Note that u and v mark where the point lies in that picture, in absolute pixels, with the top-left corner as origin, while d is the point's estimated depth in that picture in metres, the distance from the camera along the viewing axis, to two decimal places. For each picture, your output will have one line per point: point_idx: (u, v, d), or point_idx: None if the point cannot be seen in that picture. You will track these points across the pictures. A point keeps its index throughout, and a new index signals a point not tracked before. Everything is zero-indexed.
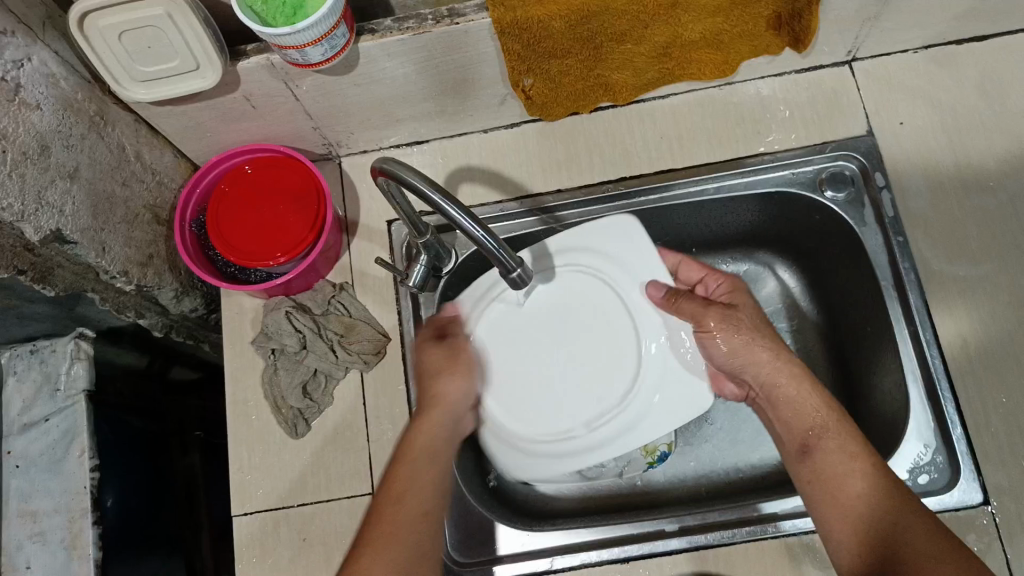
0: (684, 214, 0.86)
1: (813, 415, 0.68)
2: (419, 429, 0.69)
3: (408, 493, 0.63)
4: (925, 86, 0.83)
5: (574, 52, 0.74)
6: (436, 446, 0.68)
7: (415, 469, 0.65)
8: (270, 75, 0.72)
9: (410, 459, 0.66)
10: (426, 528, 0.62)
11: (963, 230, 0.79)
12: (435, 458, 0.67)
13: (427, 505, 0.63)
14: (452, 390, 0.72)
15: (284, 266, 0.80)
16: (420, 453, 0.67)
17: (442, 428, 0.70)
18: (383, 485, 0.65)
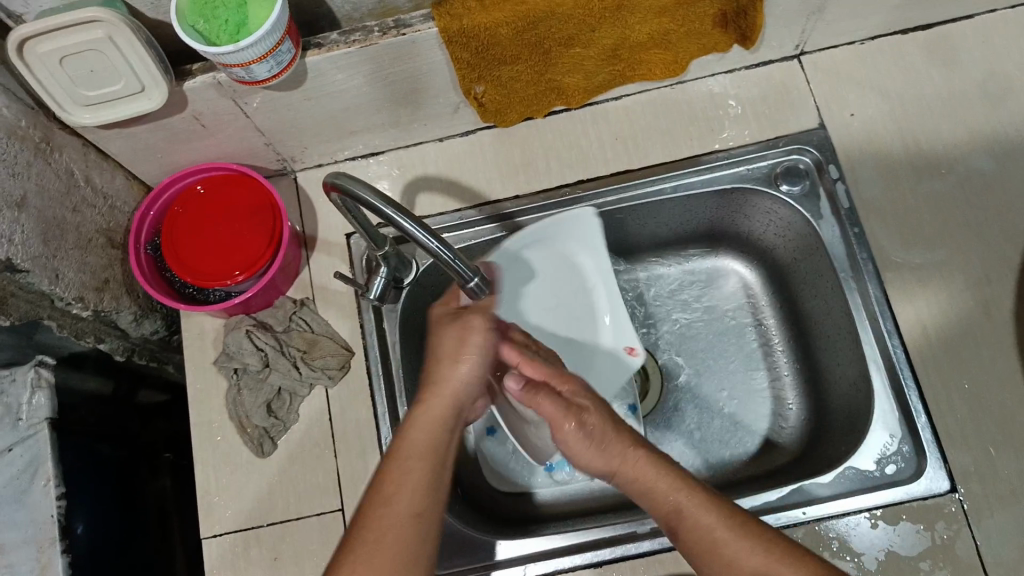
0: (643, 214, 0.87)
1: (668, 491, 0.63)
2: (414, 423, 0.64)
3: (400, 496, 0.59)
4: (873, 77, 0.84)
5: (523, 58, 0.74)
6: (432, 442, 0.63)
7: (408, 469, 0.61)
8: (217, 94, 0.71)
9: (405, 456, 0.62)
10: (419, 532, 0.58)
11: (918, 218, 0.80)
12: (432, 457, 0.62)
13: (418, 509, 0.59)
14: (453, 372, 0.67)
15: (243, 285, 0.79)
16: (415, 450, 0.62)
17: (441, 421, 0.65)
18: (376, 485, 0.61)
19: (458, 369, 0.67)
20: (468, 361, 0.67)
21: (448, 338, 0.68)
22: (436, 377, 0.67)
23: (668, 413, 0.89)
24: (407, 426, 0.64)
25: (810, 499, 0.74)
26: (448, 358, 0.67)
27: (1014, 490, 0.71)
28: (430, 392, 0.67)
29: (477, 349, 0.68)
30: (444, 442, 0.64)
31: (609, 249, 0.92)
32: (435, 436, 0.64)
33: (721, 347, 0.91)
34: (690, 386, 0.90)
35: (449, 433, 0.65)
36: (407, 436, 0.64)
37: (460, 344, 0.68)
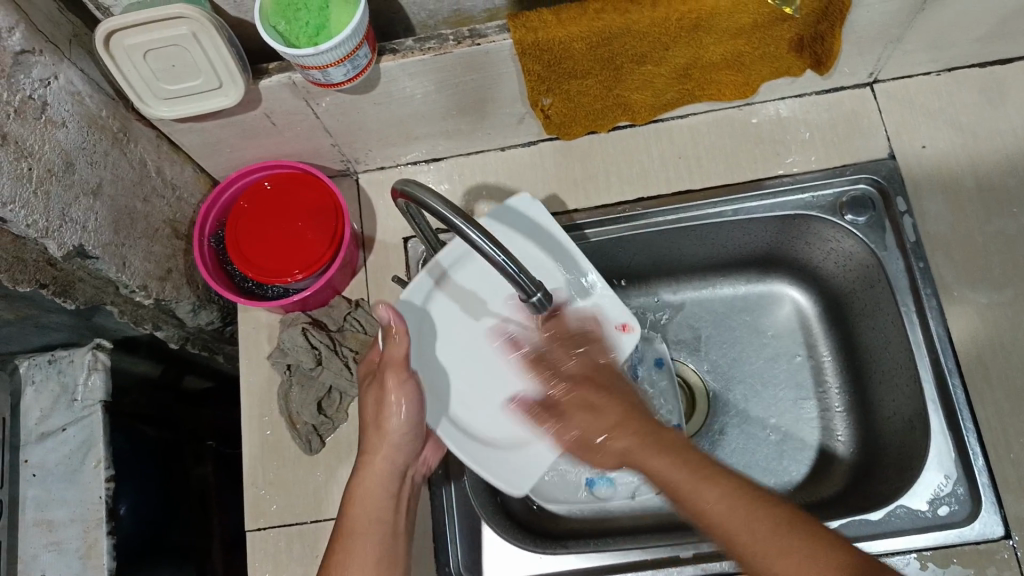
0: (701, 235, 0.86)
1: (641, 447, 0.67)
2: (356, 494, 0.68)
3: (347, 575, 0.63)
4: (946, 109, 0.83)
5: (594, 73, 0.74)
6: (373, 510, 0.67)
7: (354, 545, 0.64)
8: (291, 94, 0.72)
9: (348, 526, 0.66)
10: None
11: (985, 255, 0.78)
12: (374, 524, 0.66)
13: None
14: (381, 441, 0.69)
15: (301, 283, 0.80)
16: (360, 521, 0.66)
17: (383, 487, 0.68)
18: (326, 559, 0.65)
19: (385, 432, 0.69)
20: (395, 421, 0.68)
21: (372, 398, 0.70)
22: (368, 443, 0.70)
23: (713, 437, 0.89)
24: (354, 495, 0.68)
25: (859, 535, 0.72)
26: (375, 426, 0.69)
27: None
28: (366, 461, 0.69)
29: (398, 410, 0.69)
30: (382, 505, 0.67)
31: (664, 267, 0.92)
32: (378, 505, 0.67)
33: (771, 371, 0.90)
34: (737, 410, 0.89)
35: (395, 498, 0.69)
36: (352, 510, 0.67)
37: (377, 408, 0.69)
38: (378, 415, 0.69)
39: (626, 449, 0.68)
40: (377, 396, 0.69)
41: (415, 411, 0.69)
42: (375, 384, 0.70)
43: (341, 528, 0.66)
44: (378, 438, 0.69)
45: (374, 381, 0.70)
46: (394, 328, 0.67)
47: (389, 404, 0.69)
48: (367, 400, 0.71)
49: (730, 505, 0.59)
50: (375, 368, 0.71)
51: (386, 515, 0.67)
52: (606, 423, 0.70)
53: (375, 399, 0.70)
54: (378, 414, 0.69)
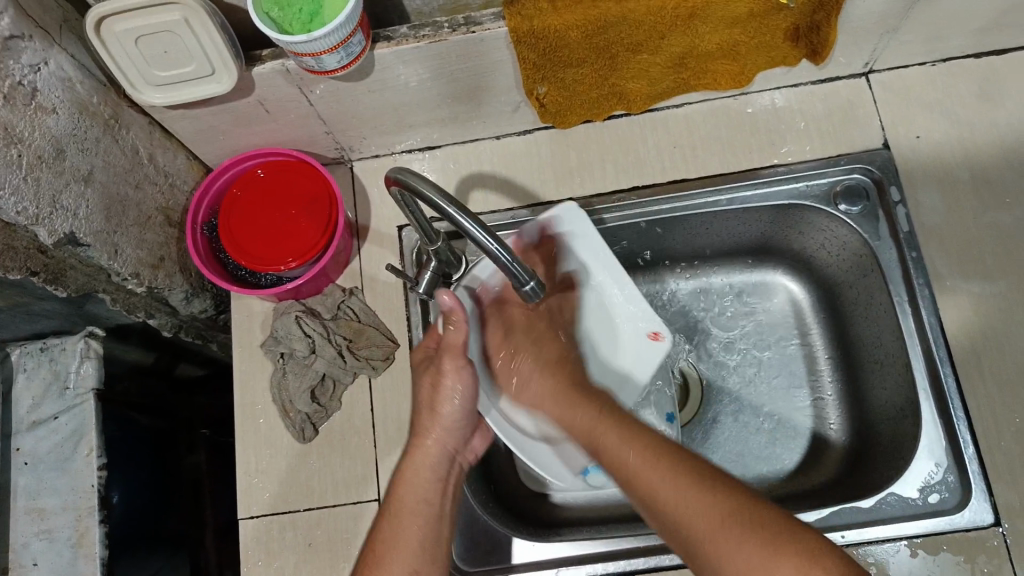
0: (697, 224, 0.86)
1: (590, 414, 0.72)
2: (409, 472, 0.68)
3: (392, 552, 0.63)
4: (941, 100, 0.83)
5: (589, 62, 0.74)
6: (424, 487, 0.67)
7: (400, 524, 0.64)
8: (285, 81, 0.72)
9: (399, 504, 0.66)
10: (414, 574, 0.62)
11: (978, 246, 0.78)
12: (425, 502, 0.66)
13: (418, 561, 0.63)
14: (434, 425, 0.70)
15: (295, 271, 0.80)
16: (407, 500, 0.66)
17: (433, 469, 0.69)
18: (378, 531, 0.65)
19: (438, 414, 0.70)
20: (449, 408, 0.70)
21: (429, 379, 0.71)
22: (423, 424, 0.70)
23: (707, 424, 0.89)
24: (408, 473, 0.68)
25: (850, 522, 0.73)
26: (427, 408, 0.70)
27: None
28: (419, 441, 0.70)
29: (454, 395, 0.70)
30: (431, 483, 0.68)
31: (660, 255, 0.92)
32: (426, 487, 0.67)
33: (766, 359, 0.91)
34: (731, 398, 0.90)
35: (444, 483, 0.69)
36: (406, 486, 0.67)
37: (433, 391, 0.70)
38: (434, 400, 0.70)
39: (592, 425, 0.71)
40: (437, 379, 0.70)
41: (468, 398, 0.70)
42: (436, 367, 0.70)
43: (393, 503, 0.66)
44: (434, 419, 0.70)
45: (433, 366, 0.71)
46: (453, 314, 0.67)
47: (448, 389, 0.70)
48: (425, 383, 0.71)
49: (701, 513, 0.58)
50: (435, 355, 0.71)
51: (438, 494, 0.67)
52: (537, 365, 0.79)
53: (431, 382, 0.71)
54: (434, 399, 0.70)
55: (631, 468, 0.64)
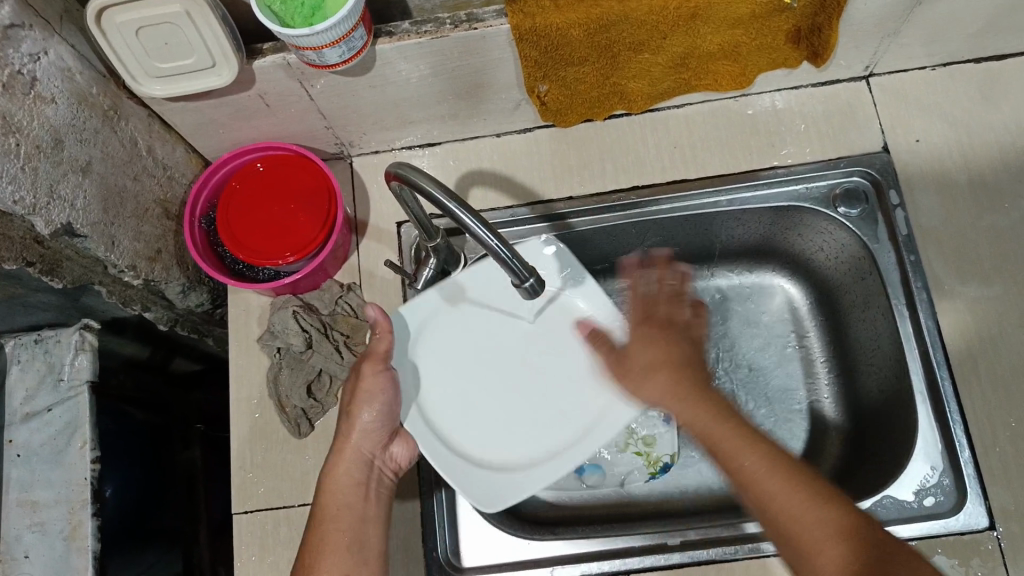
0: (695, 224, 0.86)
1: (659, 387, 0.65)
2: (331, 481, 0.68)
3: (319, 561, 0.63)
4: (941, 103, 0.83)
5: (590, 61, 0.74)
6: (346, 495, 0.67)
7: (324, 533, 0.65)
8: (286, 75, 0.71)
9: (324, 513, 0.66)
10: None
11: (975, 250, 0.78)
12: (349, 510, 0.67)
13: (339, 570, 0.62)
14: (355, 433, 0.69)
15: (293, 266, 0.80)
16: (329, 509, 0.67)
17: (353, 478, 0.68)
18: (307, 544, 0.65)
19: (354, 421, 0.69)
20: (366, 418, 0.69)
21: (348, 392, 0.71)
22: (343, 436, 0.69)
23: None
24: (330, 485, 0.68)
25: None
26: (345, 415, 0.70)
27: None
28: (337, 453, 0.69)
29: (371, 404, 0.69)
30: (355, 492, 0.68)
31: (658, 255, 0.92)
32: (348, 496, 0.67)
33: (761, 362, 0.91)
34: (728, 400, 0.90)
35: (369, 492, 0.69)
36: (331, 497, 0.67)
37: (352, 397, 0.70)
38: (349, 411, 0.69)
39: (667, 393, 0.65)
40: (357, 390, 0.70)
41: (385, 411, 0.70)
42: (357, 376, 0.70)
43: (319, 517, 0.67)
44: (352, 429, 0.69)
45: (354, 376, 0.70)
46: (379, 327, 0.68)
47: (367, 398, 0.69)
48: (346, 396, 0.71)
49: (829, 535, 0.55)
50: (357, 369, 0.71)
51: (360, 504, 0.67)
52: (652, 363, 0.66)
53: (348, 395, 0.70)
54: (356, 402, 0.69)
55: (814, 491, 0.57)
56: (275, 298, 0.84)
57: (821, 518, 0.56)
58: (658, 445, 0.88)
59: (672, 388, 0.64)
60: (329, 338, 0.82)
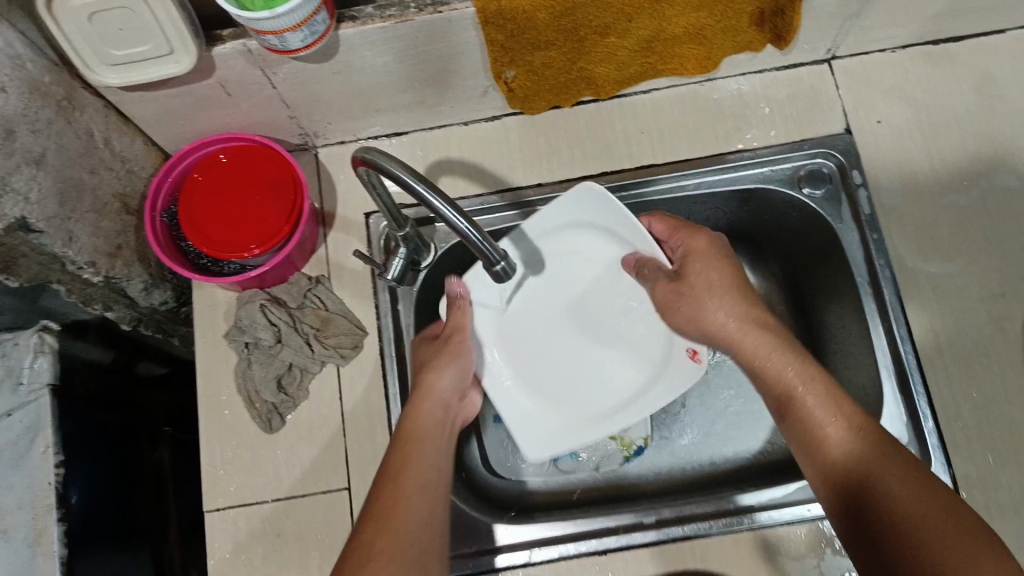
0: (663, 210, 0.87)
1: (752, 343, 0.71)
2: (414, 419, 0.71)
3: (406, 474, 0.66)
4: (901, 85, 0.85)
5: (557, 45, 0.73)
6: (422, 431, 0.70)
7: (409, 453, 0.68)
8: (246, 62, 0.70)
9: (408, 444, 0.69)
10: (424, 505, 0.65)
11: (936, 227, 0.80)
12: (428, 444, 0.70)
13: (424, 480, 0.66)
14: (440, 381, 0.74)
15: (259, 259, 0.78)
16: (416, 433, 0.70)
17: (434, 420, 0.72)
18: (388, 470, 0.67)
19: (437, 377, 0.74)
20: (450, 373, 0.75)
21: (420, 354, 0.77)
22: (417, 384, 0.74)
23: (674, 411, 0.92)
24: (407, 423, 0.71)
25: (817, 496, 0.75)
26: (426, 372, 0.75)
27: (1015, 498, 0.72)
28: (414, 398, 0.73)
29: (447, 370, 0.75)
30: (431, 430, 0.71)
31: None
32: (431, 428, 0.71)
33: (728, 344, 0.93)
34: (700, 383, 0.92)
35: (446, 431, 0.72)
36: (410, 433, 0.70)
37: (436, 357, 0.76)
38: (428, 365, 0.75)
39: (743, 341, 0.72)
40: (433, 353, 0.76)
41: (464, 370, 0.76)
42: (430, 345, 0.78)
43: (397, 449, 0.69)
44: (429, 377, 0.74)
45: (429, 345, 0.78)
46: (460, 301, 0.79)
47: (445, 356, 0.76)
48: (417, 357, 0.77)
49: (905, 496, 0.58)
50: (429, 339, 0.79)
51: (440, 440, 0.71)
52: (729, 307, 0.73)
53: (421, 355, 0.77)
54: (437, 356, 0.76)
55: (855, 423, 0.64)
56: (241, 292, 0.82)
57: (858, 446, 0.63)
58: (631, 430, 0.87)
59: (752, 334, 0.71)
60: (300, 331, 0.80)
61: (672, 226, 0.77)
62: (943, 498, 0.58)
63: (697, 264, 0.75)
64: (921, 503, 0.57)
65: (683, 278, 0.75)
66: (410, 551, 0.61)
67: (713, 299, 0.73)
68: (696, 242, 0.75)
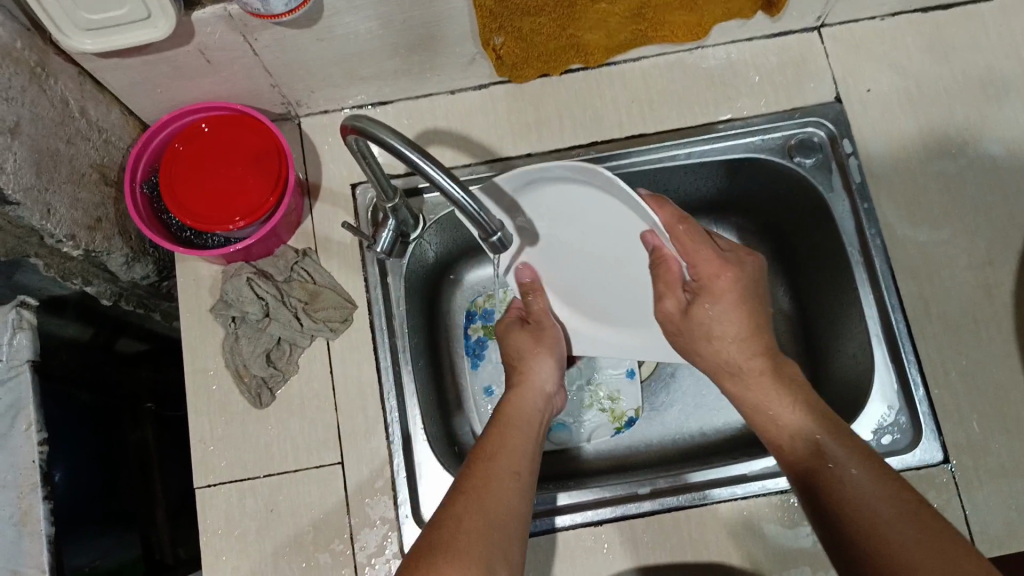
0: (653, 181, 0.87)
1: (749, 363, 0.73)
2: (517, 401, 0.76)
3: (500, 453, 0.67)
4: (890, 53, 0.84)
5: (547, 11, 0.72)
6: (515, 424, 0.72)
7: (506, 434, 0.70)
8: (227, 27, 0.67)
9: (505, 432, 0.70)
10: (515, 487, 0.64)
11: (926, 195, 0.81)
12: (522, 432, 0.71)
13: (517, 468, 0.66)
14: (541, 369, 0.79)
15: (244, 231, 0.76)
16: (515, 417, 0.73)
17: (535, 407, 0.76)
18: (477, 453, 0.68)
19: (535, 359, 0.80)
20: (548, 362, 0.80)
21: (506, 341, 0.83)
22: (513, 369, 0.80)
23: (664, 379, 0.93)
24: (495, 421, 0.73)
25: None
26: (528, 356, 0.80)
27: (1003, 462, 0.73)
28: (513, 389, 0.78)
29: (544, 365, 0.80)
30: (526, 427, 0.72)
31: None
32: (528, 418, 0.74)
33: None
34: None
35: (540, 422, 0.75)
36: (501, 421, 0.72)
37: (531, 344, 0.81)
38: (524, 350, 0.81)
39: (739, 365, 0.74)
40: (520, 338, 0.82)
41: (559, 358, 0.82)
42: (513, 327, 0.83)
43: (488, 433, 0.71)
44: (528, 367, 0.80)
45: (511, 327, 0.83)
46: (535, 286, 0.85)
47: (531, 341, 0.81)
48: (511, 350, 0.82)
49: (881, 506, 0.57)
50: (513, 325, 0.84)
51: (534, 429, 0.73)
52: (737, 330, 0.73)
53: (512, 341, 0.82)
54: (534, 342, 0.81)
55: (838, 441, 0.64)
56: (226, 266, 0.81)
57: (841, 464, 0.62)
58: (623, 400, 0.90)
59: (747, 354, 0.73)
60: (289, 306, 0.79)
61: (693, 252, 0.74)
62: (919, 516, 0.56)
63: (707, 307, 0.74)
64: (890, 513, 0.56)
65: (688, 317, 0.75)
66: (509, 518, 0.60)
67: (719, 340, 0.74)
68: (715, 282, 0.74)
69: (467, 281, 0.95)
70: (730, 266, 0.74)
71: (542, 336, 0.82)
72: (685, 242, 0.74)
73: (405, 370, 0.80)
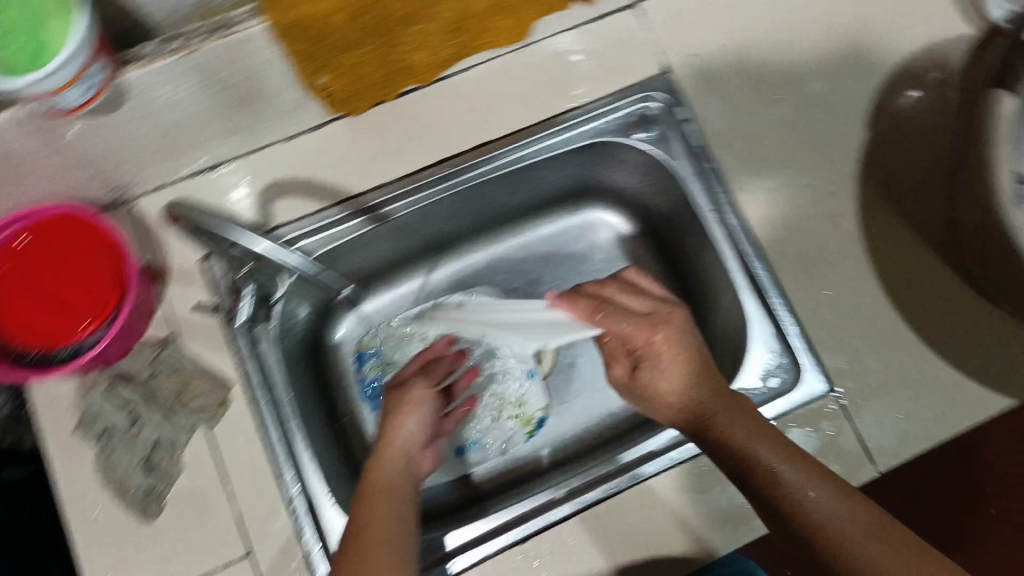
0: (512, 177, 0.94)
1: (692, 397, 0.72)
2: (378, 471, 0.71)
3: (370, 526, 0.64)
4: (703, 16, 0.90)
5: (366, 43, 0.70)
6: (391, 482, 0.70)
7: (373, 504, 0.66)
8: (29, 132, 0.63)
9: (373, 499, 0.67)
10: (392, 557, 0.61)
11: (765, 146, 0.89)
12: (388, 485, 0.69)
13: (388, 535, 0.63)
14: (409, 427, 0.76)
15: (94, 337, 0.72)
16: (379, 486, 0.69)
17: (398, 470, 0.72)
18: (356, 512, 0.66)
19: (404, 417, 0.76)
20: (415, 418, 0.77)
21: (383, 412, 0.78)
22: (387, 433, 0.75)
23: (565, 371, 1.05)
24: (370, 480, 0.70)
25: None
26: (394, 415, 0.77)
27: (881, 376, 0.81)
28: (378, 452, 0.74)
29: (412, 420, 0.76)
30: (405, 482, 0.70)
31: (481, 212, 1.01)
32: (394, 477, 0.70)
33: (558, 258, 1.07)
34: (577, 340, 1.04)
35: (410, 482, 0.71)
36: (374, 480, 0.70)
37: (400, 403, 0.78)
38: (395, 415, 0.76)
39: (692, 404, 0.72)
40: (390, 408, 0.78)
41: (427, 414, 0.78)
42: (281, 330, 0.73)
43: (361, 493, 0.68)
44: (389, 432, 0.75)
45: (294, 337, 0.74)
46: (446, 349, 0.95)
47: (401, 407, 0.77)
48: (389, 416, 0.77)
49: (859, 530, 0.59)
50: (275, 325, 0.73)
51: (393, 481, 0.70)
52: (679, 373, 0.73)
53: (390, 412, 0.77)
54: (402, 403, 0.78)
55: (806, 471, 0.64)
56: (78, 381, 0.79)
57: (808, 495, 0.62)
58: (530, 404, 1.01)
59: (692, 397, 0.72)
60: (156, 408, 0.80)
61: (620, 329, 0.77)
62: (898, 547, 0.58)
63: (650, 371, 0.74)
64: (868, 543, 0.58)
65: (637, 381, 0.76)
66: None
67: (670, 396, 0.73)
68: (652, 345, 0.74)
69: (339, 338, 1.02)
70: (658, 327, 0.75)
71: (409, 396, 0.78)
72: (608, 324, 0.78)
73: (293, 429, 0.82)
